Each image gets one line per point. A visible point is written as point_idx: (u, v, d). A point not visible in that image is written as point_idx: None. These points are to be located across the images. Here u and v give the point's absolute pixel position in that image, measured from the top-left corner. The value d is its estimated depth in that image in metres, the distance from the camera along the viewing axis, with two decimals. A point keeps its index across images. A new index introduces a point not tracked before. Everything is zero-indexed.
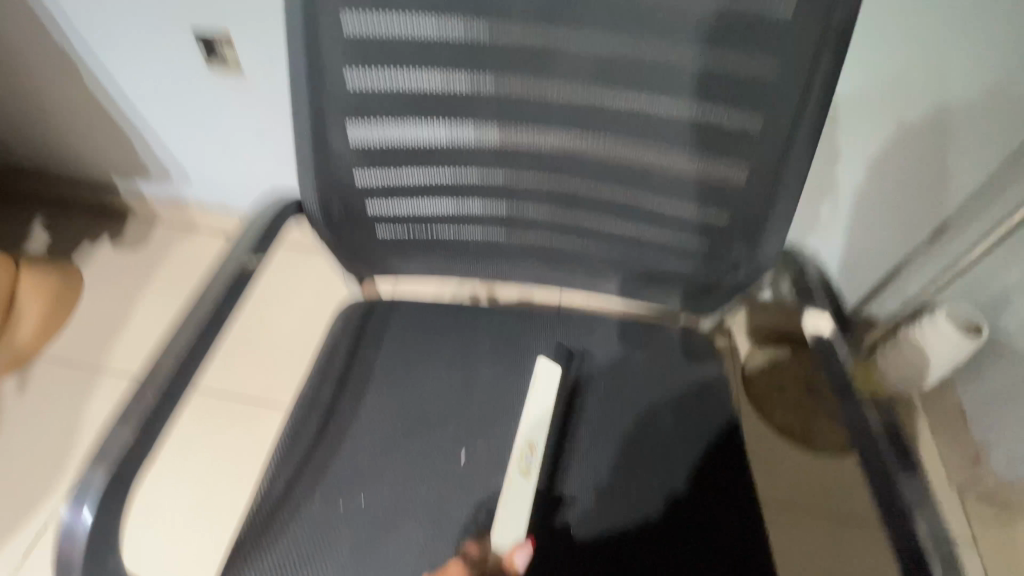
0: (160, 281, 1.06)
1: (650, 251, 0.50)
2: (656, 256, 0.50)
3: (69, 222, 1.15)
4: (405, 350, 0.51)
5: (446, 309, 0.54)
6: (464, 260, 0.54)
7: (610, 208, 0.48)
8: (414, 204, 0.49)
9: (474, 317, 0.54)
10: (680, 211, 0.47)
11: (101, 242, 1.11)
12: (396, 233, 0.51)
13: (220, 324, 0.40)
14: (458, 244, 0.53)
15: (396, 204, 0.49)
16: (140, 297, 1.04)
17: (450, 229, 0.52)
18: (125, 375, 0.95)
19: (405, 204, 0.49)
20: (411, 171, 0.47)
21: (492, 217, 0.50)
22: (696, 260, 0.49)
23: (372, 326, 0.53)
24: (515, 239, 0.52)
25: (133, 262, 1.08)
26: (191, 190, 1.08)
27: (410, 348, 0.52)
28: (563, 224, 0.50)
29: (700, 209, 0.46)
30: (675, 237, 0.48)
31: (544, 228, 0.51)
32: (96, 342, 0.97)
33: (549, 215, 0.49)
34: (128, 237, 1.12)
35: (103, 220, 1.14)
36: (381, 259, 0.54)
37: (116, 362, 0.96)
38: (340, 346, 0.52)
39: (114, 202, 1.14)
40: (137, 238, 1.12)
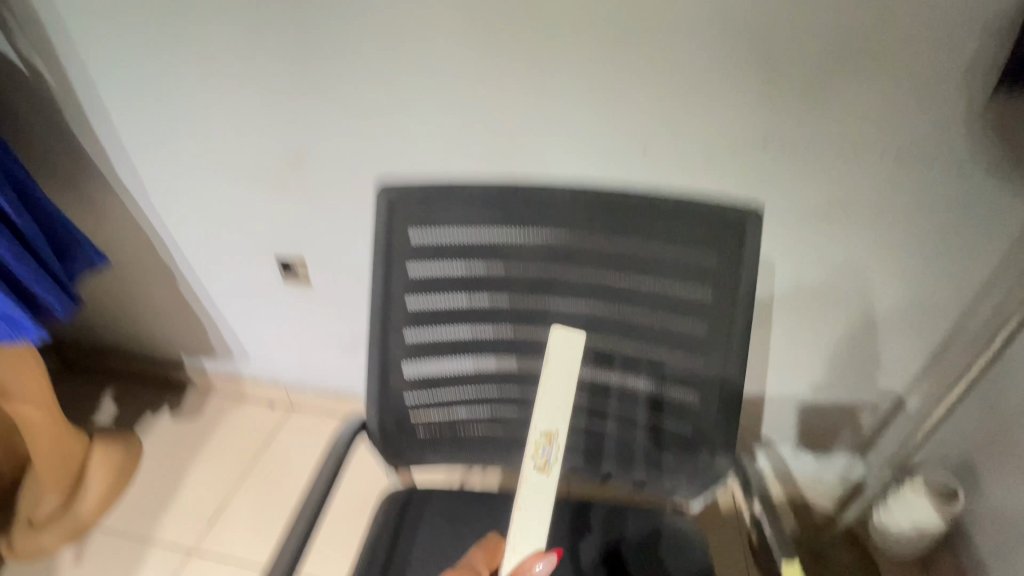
0: (211, 451, 1.18)
1: (634, 449, 0.64)
2: (639, 453, 0.64)
3: (135, 395, 1.29)
4: (438, 543, 0.62)
5: (471, 498, 0.66)
6: (487, 454, 0.68)
7: (600, 416, 0.64)
8: (449, 413, 0.65)
9: (495, 505, 0.65)
10: (653, 420, 0.62)
11: (161, 414, 1.25)
12: (434, 435, 0.66)
13: (305, 541, 0.52)
14: (482, 441, 0.67)
15: (436, 413, 0.65)
16: (192, 469, 1.15)
17: (476, 431, 0.67)
18: (172, 549, 1.03)
19: (443, 413, 0.65)
20: (449, 391, 0.64)
21: (509, 423, 0.66)
22: (670, 458, 0.63)
23: (409, 518, 0.64)
24: (513, 434, 0.66)
25: (188, 433, 1.21)
26: (248, 368, 1.24)
27: (441, 540, 0.62)
28: (565, 427, 0.65)
29: (667, 420, 0.61)
30: (652, 439, 0.63)
31: None
32: (149, 516, 1.07)
33: None
34: (186, 409, 1.26)
35: (166, 392, 1.29)
36: (420, 456, 0.68)
37: (165, 536, 1.05)
38: (383, 536, 0.63)
39: (177, 377, 1.30)
40: (194, 410, 1.26)
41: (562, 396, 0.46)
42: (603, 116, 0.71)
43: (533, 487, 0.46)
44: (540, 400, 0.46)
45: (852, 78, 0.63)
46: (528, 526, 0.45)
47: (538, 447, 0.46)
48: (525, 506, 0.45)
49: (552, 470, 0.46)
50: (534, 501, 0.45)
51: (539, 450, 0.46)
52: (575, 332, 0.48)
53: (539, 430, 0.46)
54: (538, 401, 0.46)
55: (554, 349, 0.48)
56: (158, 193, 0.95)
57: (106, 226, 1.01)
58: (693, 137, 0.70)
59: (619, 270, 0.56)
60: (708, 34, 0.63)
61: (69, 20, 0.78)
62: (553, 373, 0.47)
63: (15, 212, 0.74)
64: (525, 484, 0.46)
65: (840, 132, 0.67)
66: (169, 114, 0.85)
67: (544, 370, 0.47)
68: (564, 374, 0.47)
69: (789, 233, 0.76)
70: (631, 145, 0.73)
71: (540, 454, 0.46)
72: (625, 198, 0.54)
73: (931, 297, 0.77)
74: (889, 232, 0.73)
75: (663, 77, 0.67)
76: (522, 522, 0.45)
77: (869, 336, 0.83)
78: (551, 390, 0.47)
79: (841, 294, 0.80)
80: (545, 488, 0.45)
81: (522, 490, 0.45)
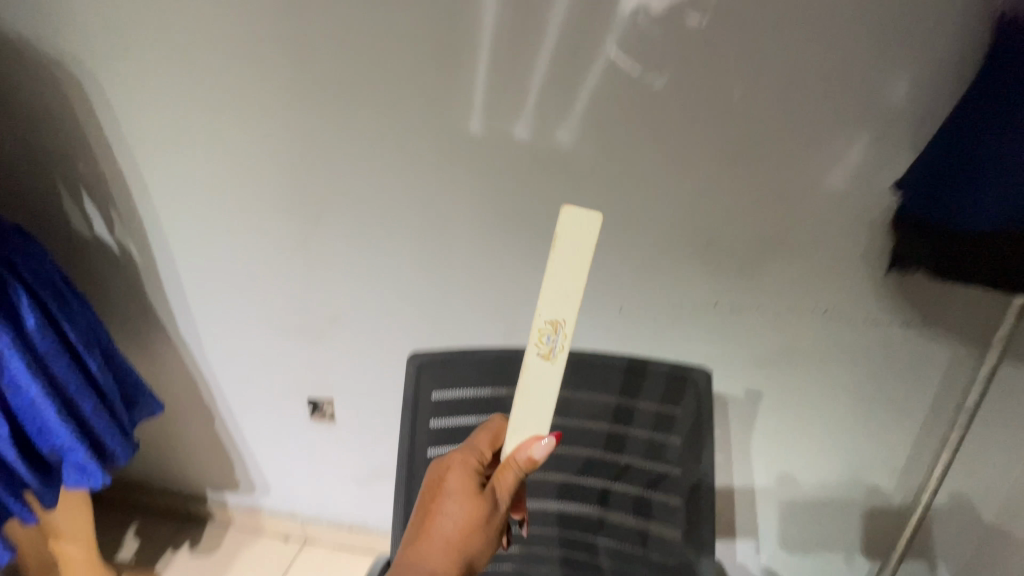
0: None
1: None
2: None
3: (156, 531, 1.34)
4: None
5: None
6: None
7: (599, 548, 0.76)
8: None
9: None
10: (643, 552, 0.74)
11: (182, 551, 1.30)
12: None
13: None
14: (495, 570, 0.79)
15: None
16: None
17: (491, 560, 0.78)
18: None
19: None
20: None
21: (519, 553, 0.78)
22: None
23: None
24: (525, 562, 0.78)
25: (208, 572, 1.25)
26: (267, 501, 1.31)
27: None
28: (567, 557, 0.77)
29: (654, 551, 0.73)
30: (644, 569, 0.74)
31: (554, 559, 0.77)
32: None
33: (557, 551, 0.77)
34: (205, 545, 1.31)
35: (187, 528, 1.35)
36: None
37: None
38: None
39: (198, 512, 1.36)
40: (213, 546, 1.31)
41: (569, 287, 0.48)
42: (586, 289, 0.89)
43: (537, 372, 0.51)
44: (545, 291, 0.48)
45: (775, 259, 0.82)
46: (532, 410, 0.52)
47: (542, 335, 0.49)
48: (532, 389, 0.52)
49: (556, 357, 0.50)
50: (538, 386, 0.51)
51: (544, 338, 0.50)
52: (587, 211, 0.46)
53: (543, 320, 0.49)
54: (544, 291, 0.48)
55: (564, 226, 0.47)
56: (212, 346, 1.10)
57: (160, 375, 1.15)
58: (657, 300, 0.89)
59: (608, 418, 0.73)
60: (662, 232, 0.82)
61: (165, 219, 0.98)
62: (561, 253, 0.47)
63: (102, 374, 0.88)
64: (531, 369, 0.51)
65: (771, 295, 0.85)
66: (233, 286, 1.02)
67: (554, 246, 0.47)
68: (572, 251, 0.47)
69: (745, 368, 0.93)
70: (609, 308, 0.90)
71: (545, 342, 0.50)
72: (606, 361, 0.73)
73: (874, 420, 0.92)
74: (828, 368, 0.89)
75: (631, 260, 0.85)
76: (525, 414, 0.52)
77: (832, 454, 0.97)
78: (558, 269, 0.48)
79: (795, 416, 0.95)
80: (547, 372, 0.51)
81: (528, 376, 0.51)
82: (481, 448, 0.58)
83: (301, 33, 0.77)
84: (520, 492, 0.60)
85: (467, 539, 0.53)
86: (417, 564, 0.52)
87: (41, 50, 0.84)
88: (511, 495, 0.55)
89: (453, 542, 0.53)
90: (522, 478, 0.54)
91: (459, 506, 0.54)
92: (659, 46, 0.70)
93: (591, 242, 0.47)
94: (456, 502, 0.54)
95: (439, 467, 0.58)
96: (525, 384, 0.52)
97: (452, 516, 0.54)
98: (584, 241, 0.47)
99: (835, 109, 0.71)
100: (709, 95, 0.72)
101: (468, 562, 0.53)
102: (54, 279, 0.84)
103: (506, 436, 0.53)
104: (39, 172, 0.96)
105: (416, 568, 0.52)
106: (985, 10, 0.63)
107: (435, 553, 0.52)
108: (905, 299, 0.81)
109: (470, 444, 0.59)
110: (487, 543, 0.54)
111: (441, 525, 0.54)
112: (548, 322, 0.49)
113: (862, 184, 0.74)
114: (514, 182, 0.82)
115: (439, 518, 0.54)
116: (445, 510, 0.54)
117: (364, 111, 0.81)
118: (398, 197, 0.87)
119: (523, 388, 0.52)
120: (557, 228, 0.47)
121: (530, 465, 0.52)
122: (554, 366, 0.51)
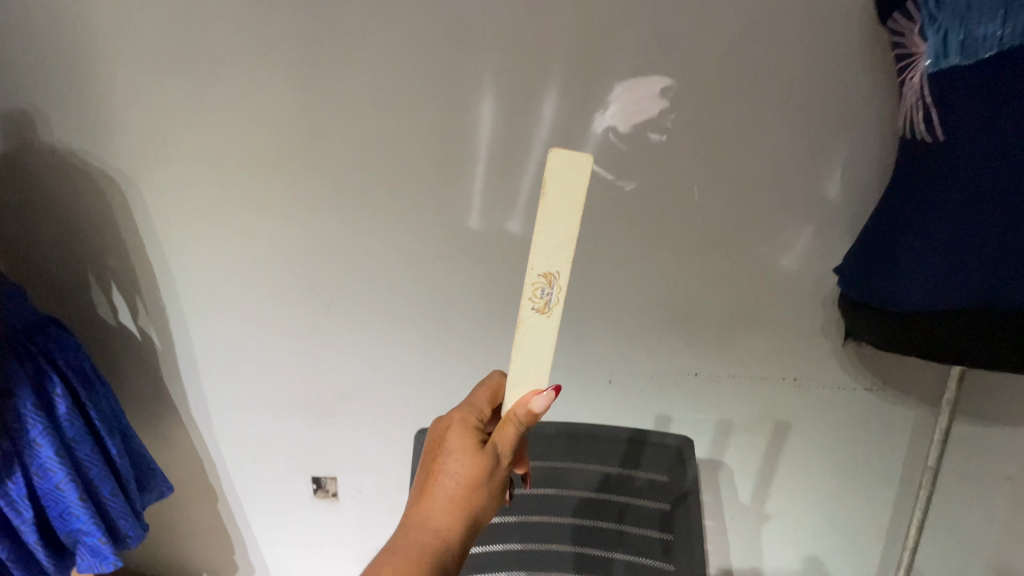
0: None
1: None
2: None
3: None
4: None
5: None
6: None
7: None
8: None
9: None
10: None
11: None
12: None
13: None
14: None
15: None
16: None
17: None
18: None
19: None
20: None
21: None
22: None
23: None
24: None
25: None
26: None
27: None
28: None
29: None
30: None
31: None
32: None
33: None
34: None
35: None
36: None
37: None
38: None
39: None
40: None
41: (562, 236, 0.51)
42: (577, 362, 0.96)
43: (535, 326, 0.54)
44: (540, 244, 0.51)
45: (745, 330, 0.92)
46: (531, 366, 0.55)
47: (537, 289, 0.52)
48: (530, 343, 0.54)
49: (552, 310, 0.53)
50: (537, 339, 0.54)
51: (539, 292, 0.52)
52: (578, 154, 0.48)
53: (538, 273, 0.52)
54: (538, 245, 0.51)
55: (552, 174, 0.49)
56: (223, 429, 1.12)
57: (166, 458, 1.16)
58: (643, 370, 0.96)
59: (599, 486, 0.81)
60: (644, 308, 0.92)
61: (188, 309, 1.02)
62: (552, 201, 0.49)
63: (122, 457, 0.93)
64: (528, 324, 0.54)
65: (744, 362, 0.94)
66: (247, 369, 1.06)
67: (544, 193, 0.49)
68: (562, 197, 0.50)
69: (727, 429, 0.99)
70: (599, 379, 0.98)
71: (540, 296, 0.53)
72: (596, 432, 0.87)
73: (851, 474, 1.00)
74: (804, 428, 0.97)
75: (618, 334, 0.94)
76: (525, 367, 0.54)
77: (818, 508, 1.03)
78: (552, 217, 0.50)
79: (777, 473, 1.02)
80: (545, 326, 0.53)
81: (526, 332, 0.54)
82: (481, 408, 0.60)
83: (326, 147, 0.89)
84: (522, 448, 0.61)
85: (470, 495, 0.54)
86: (423, 521, 0.54)
87: (74, 158, 0.92)
88: (513, 450, 0.56)
89: (455, 499, 0.54)
90: (522, 433, 0.55)
91: (460, 464, 0.55)
92: (632, 156, 0.83)
93: (584, 183, 0.49)
94: (457, 460, 0.55)
95: (440, 427, 0.60)
96: (524, 339, 0.54)
97: (453, 473, 0.55)
98: (574, 184, 0.49)
99: (783, 205, 0.83)
100: (677, 193, 0.84)
101: (472, 518, 0.55)
102: (85, 366, 0.91)
103: (508, 393, 0.56)
104: (53, 268, 1.01)
105: (422, 525, 0.54)
106: (889, 129, 0.78)
107: (438, 510, 0.54)
108: (860, 362, 0.91)
109: (471, 404, 0.61)
110: (490, 499, 0.56)
111: (442, 483, 0.55)
112: (541, 275, 0.52)
113: (811, 266, 0.86)
114: (510, 269, 0.93)
115: (441, 477, 0.55)
116: (447, 469, 0.55)
117: (377, 209, 0.92)
118: (405, 282, 0.96)
119: (522, 342, 0.54)
120: (546, 173, 0.49)
121: (530, 420, 0.53)
122: (551, 319, 0.53)
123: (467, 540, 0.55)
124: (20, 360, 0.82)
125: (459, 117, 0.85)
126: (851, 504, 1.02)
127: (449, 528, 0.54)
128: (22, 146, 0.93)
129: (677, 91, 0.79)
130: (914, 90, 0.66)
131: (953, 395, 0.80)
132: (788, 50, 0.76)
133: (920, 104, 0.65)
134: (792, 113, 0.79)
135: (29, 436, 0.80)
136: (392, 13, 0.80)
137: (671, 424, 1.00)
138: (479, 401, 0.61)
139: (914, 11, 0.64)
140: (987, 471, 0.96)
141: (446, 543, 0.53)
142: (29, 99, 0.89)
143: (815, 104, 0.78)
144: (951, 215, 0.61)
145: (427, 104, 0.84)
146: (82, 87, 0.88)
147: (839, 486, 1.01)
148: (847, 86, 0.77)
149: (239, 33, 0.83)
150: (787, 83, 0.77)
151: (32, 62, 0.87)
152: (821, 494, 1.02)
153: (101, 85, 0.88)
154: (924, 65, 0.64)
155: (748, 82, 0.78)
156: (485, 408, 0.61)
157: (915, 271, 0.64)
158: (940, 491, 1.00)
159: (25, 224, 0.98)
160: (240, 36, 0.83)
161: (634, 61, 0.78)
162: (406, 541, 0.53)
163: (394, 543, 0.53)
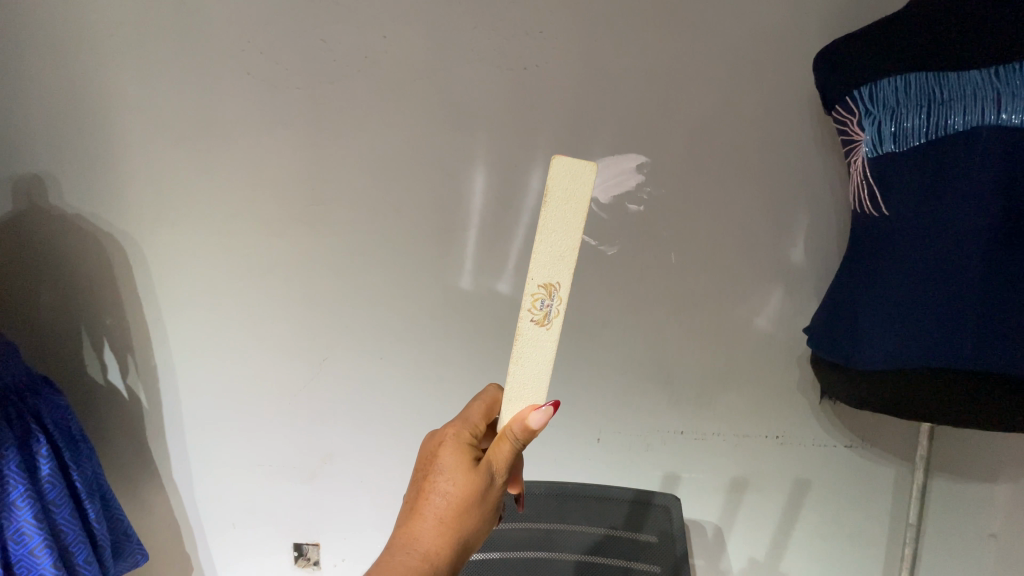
0: None
1: None
2: None
3: None
4: None
5: None
6: None
7: None
8: None
9: None
10: None
11: None
12: None
13: None
14: None
15: None
16: None
17: None
18: None
19: None
20: None
21: None
22: None
23: None
24: None
25: None
26: None
27: None
28: None
29: None
30: None
31: None
32: None
33: None
34: None
35: None
36: None
37: None
38: None
39: None
40: None
41: (563, 246, 0.54)
42: (565, 420, 0.98)
43: (533, 337, 0.57)
44: (542, 255, 0.54)
45: (727, 386, 0.95)
46: (529, 380, 0.58)
47: (537, 300, 0.56)
48: (529, 354, 0.57)
49: (551, 323, 0.56)
50: (534, 351, 0.57)
51: (539, 303, 0.56)
52: (580, 161, 0.52)
53: (537, 284, 0.55)
54: (538, 257, 0.55)
55: (555, 180, 0.53)
56: (204, 491, 1.09)
57: (143, 525, 1.12)
58: (630, 429, 0.98)
59: (591, 549, 0.81)
60: (629, 366, 0.95)
61: (178, 365, 1.03)
62: (555, 207, 0.53)
63: (99, 521, 0.91)
64: (526, 335, 0.57)
65: (727, 419, 0.97)
66: (233, 426, 1.05)
67: (546, 200, 0.53)
68: (565, 204, 0.53)
69: (711, 487, 1.00)
70: (587, 438, 0.99)
71: (540, 307, 0.56)
72: (587, 492, 0.86)
73: (841, 531, 1.01)
74: (791, 484, 0.99)
75: (604, 392, 0.96)
76: (522, 383, 0.58)
77: (812, 566, 1.03)
78: (554, 225, 0.54)
79: (769, 530, 1.02)
80: (543, 338, 0.57)
81: (523, 342, 0.57)
82: (475, 424, 0.61)
83: (327, 212, 0.94)
84: (515, 468, 0.62)
85: (461, 516, 0.55)
86: (412, 542, 0.54)
87: (81, 222, 0.96)
88: (507, 469, 0.57)
89: (446, 520, 0.54)
90: (517, 450, 0.57)
91: (452, 483, 0.55)
92: (614, 224, 0.89)
93: (585, 191, 0.53)
94: (449, 479, 0.56)
95: (433, 443, 0.61)
96: (523, 351, 0.57)
97: (445, 492, 0.55)
98: (575, 192, 0.53)
99: (753, 268, 0.90)
100: (657, 257, 0.90)
101: (461, 540, 0.55)
102: (72, 426, 0.91)
103: (511, 410, 0.58)
104: (45, 327, 1.01)
105: (410, 547, 0.53)
106: (837, 205, 0.88)
107: (427, 531, 0.54)
108: (835, 415, 0.96)
109: (465, 419, 0.62)
110: (481, 521, 0.56)
111: (433, 502, 0.55)
112: (541, 286, 0.55)
113: (784, 326, 0.93)
114: (503, 328, 0.97)
115: (432, 495, 0.56)
116: (438, 487, 0.56)
117: (372, 271, 0.96)
118: (397, 341, 0.99)
119: (521, 354, 0.57)
120: (548, 181, 0.53)
121: (526, 435, 0.55)
122: (549, 331, 0.57)
123: (455, 563, 0.55)
124: (8, 419, 0.82)
125: (454, 186, 0.91)
126: (844, 562, 1.03)
127: (438, 551, 0.54)
128: (30, 209, 0.96)
129: (652, 167, 0.88)
130: (859, 172, 0.76)
131: (926, 451, 0.84)
132: (745, 134, 0.86)
133: (865, 183, 0.75)
134: (754, 188, 0.88)
135: (10, 496, 0.78)
136: (394, 95, 0.89)
137: (657, 483, 1.00)
138: (473, 418, 0.63)
139: (852, 105, 0.74)
140: (967, 527, 0.98)
141: (434, 566, 0.53)
142: (45, 166, 0.94)
143: (773, 180, 0.88)
144: (902, 273, 0.68)
145: (422, 175, 0.91)
146: (99, 155, 0.94)
147: (831, 542, 1.02)
148: (798, 166, 0.87)
149: (253, 110, 0.91)
150: (746, 162, 0.87)
151: (54, 132, 0.93)
152: (816, 552, 1.03)
153: (118, 156, 0.94)
154: (865, 151, 0.74)
155: (713, 161, 0.87)
156: (479, 424, 0.62)
157: (879, 329, 0.70)
158: (926, 551, 1.00)
159: (20, 283, 0.99)
160: (254, 113, 0.91)
161: (611, 140, 0.87)
162: (393, 564, 0.52)
163: (380, 565, 0.53)
